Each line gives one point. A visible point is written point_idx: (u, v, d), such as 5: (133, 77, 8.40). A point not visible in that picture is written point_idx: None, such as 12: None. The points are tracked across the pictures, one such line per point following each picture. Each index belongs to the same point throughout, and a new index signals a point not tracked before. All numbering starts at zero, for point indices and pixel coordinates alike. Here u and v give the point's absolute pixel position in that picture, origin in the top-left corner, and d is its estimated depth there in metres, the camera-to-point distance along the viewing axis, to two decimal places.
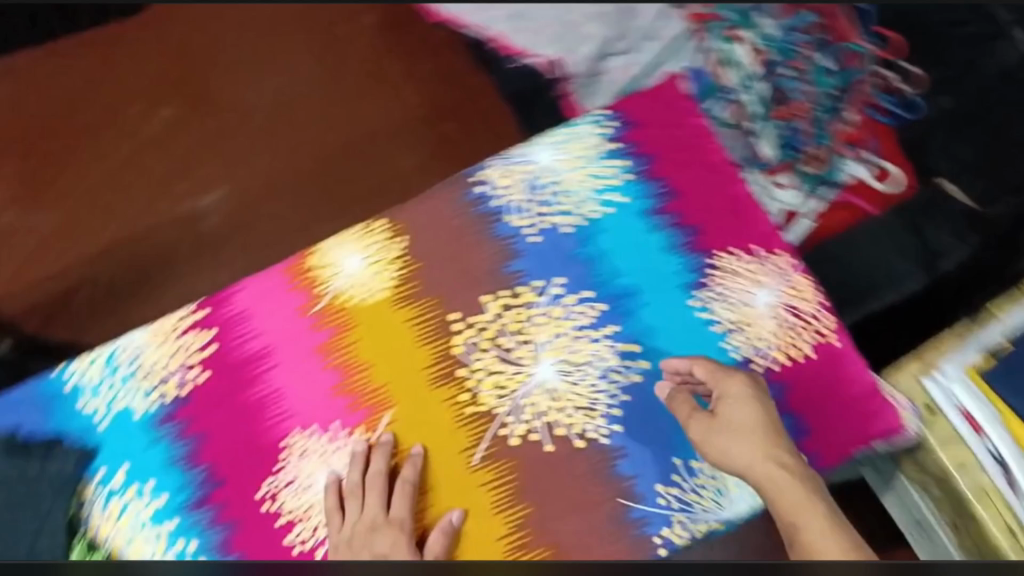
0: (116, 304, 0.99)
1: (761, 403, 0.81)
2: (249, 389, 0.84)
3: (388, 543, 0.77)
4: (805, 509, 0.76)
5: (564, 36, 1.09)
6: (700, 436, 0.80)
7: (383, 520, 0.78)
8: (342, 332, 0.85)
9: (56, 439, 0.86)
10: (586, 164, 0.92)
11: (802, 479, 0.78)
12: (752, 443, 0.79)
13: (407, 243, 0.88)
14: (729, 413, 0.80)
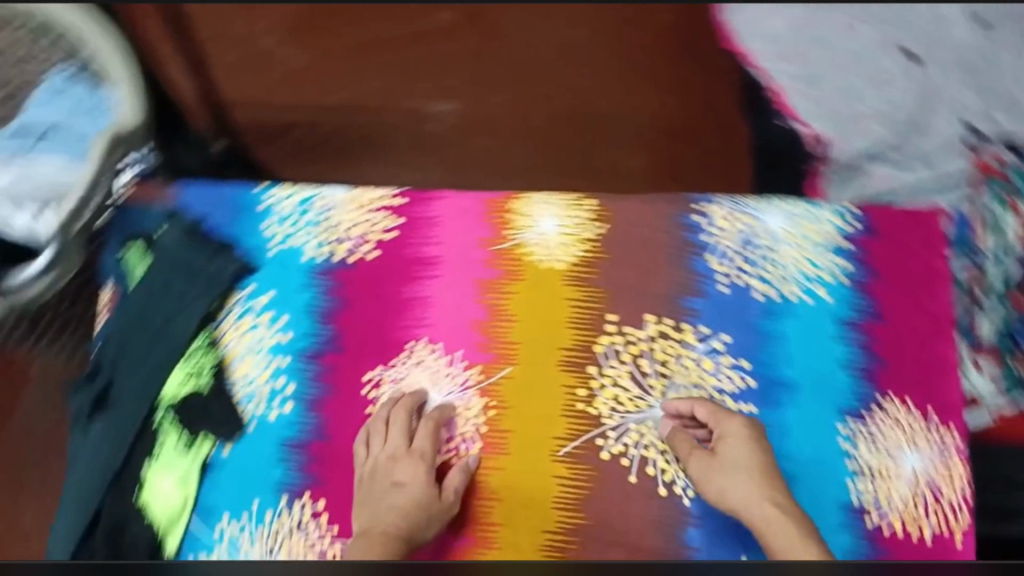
0: (324, 158, 1.00)
1: (758, 446, 0.80)
2: (407, 285, 0.86)
3: (408, 474, 0.79)
4: (789, 533, 0.71)
5: (841, 120, 1.05)
6: (700, 475, 0.79)
7: (405, 453, 0.80)
8: (508, 278, 0.87)
9: (234, 243, 0.90)
10: (807, 248, 0.89)
11: (796, 519, 0.74)
12: (753, 484, 0.77)
13: (603, 232, 0.89)
14: (726, 452, 0.78)
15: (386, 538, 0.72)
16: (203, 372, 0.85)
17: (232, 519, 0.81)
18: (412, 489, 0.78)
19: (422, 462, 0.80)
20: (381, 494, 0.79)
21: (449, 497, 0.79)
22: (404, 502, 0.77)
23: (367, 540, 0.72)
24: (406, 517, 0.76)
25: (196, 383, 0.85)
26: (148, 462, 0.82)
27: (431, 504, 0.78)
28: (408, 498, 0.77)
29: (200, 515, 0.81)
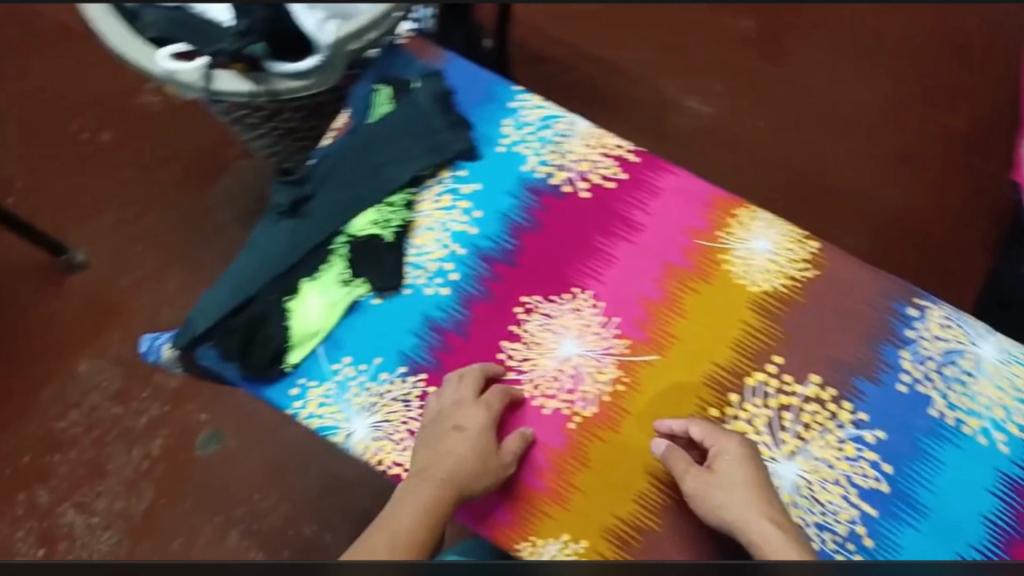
0: None
1: (753, 465, 0.76)
2: (600, 236, 0.87)
3: (470, 422, 0.78)
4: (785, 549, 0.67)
5: None
6: (694, 490, 0.75)
7: (472, 402, 0.79)
8: (697, 276, 0.85)
9: (467, 124, 0.90)
10: (1009, 395, 0.81)
11: (796, 540, 0.70)
12: (754, 504, 0.73)
13: (808, 278, 0.86)
14: (726, 470, 0.75)
15: (435, 499, 0.73)
16: (389, 225, 0.86)
17: (352, 364, 0.84)
18: (471, 437, 0.77)
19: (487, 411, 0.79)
20: (443, 435, 0.78)
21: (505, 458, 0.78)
22: (461, 450, 0.77)
23: (422, 491, 0.74)
24: (457, 466, 0.76)
25: (381, 231, 0.86)
26: (307, 279, 0.85)
27: (487, 457, 0.77)
28: (464, 446, 0.77)
29: (329, 345, 0.84)
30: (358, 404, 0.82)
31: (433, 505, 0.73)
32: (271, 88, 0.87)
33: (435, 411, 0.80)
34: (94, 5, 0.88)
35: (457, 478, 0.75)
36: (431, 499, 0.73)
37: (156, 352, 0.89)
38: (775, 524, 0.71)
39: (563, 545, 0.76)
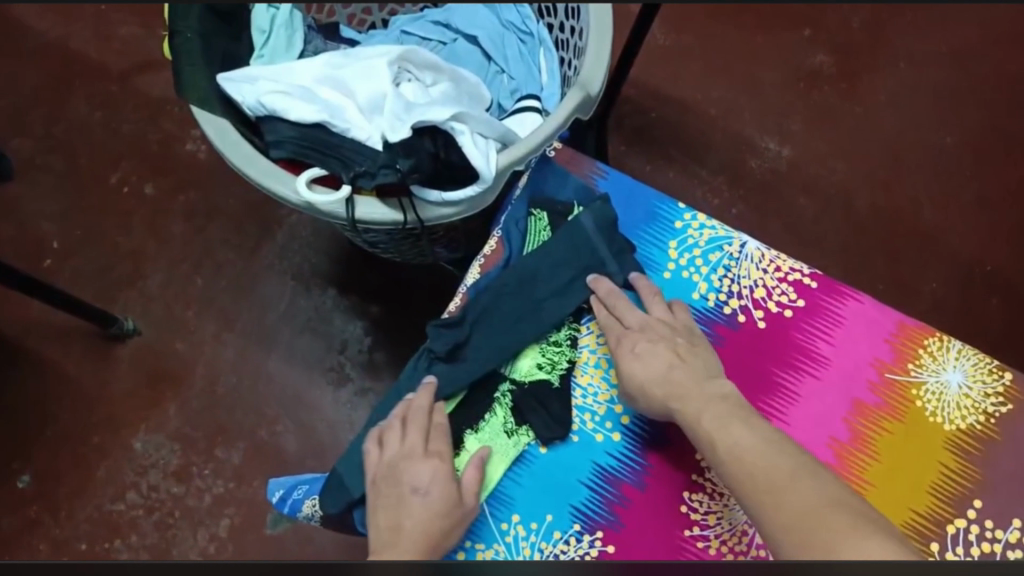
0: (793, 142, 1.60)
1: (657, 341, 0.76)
2: (782, 371, 0.81)
3: (424, 477, 0.71)
4: (750, 441, 0.64)
5: None
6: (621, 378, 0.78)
7: (421, 457, 0.73)
8: (889, 414, 0.80)
9: (633, 252, 0.84)
10: None
11: (731, 406, 0.69)
12: (661, 365, 0.74)
13: (1004, 410, 0.80)
14: (625, 349, 0.77)
15: None
16: (557, 368, 0.81)
17: (521, 523, 0.76)
18: (432, 496, 0.70)
19: (434, 459, 0.73)
20: (399, 499, 0.70)
21: (468, 501, 0.73)
22: (420, 509, 0.69)
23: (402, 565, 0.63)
24: (423, 520, 0.68)
25: (548, 375, 0.81)
26: (469, 432, 0.79)
27: (452, 503, 0.71)
28: (428, 507, 0.69)
29: (494, 503, 0.77)
30: None
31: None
32: (422, 219, 0.80)
33: (380, 474, 0.73)
34: (213, 123, 0.81)
35: (432, 536, 0.68)
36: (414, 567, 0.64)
37: (293, 505, 0.83)
38: (727, 410, 0.68)
39: None
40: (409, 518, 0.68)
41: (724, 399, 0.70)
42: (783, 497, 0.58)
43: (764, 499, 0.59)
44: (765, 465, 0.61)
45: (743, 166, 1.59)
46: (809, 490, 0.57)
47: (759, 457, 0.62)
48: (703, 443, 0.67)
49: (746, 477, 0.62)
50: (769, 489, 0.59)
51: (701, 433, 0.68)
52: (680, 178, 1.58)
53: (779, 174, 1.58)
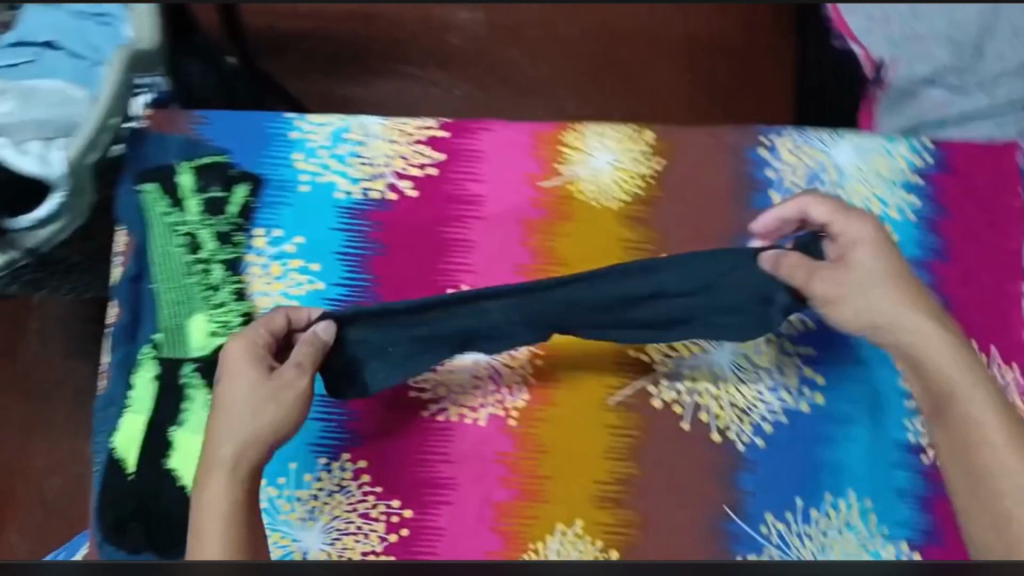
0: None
1: (882, 249, 0.73)
2: (447, 227, 0.80)
3: (236, 384, 0.70)
4: (983, 412, 0.66)
5: None
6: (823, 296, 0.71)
7: (229, 364, 0.72)
8: (557, 220, 0.81)
9: (264, 183, 0.81)
10: (876, 185, 0.81)
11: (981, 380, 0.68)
12: (915, 320, 0.71)
13: (661, 167, 0.82)
14: (857, 258, 0.72)
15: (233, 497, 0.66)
16: (232, 327, 0.78)
17: (269, 484, 0.77)
18: (237, 396, 0.69)
19: (254, 360, 0.72)
20: (218, 410, 0.70)
21: (287, 373, 0.70)
22: (228, 417, 0.69)
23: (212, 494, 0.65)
24: (239, 433, 0.68)
25: (226, 337, 0.78)
26: (174, 429, 0.77)
27: (269, 391, 0.70)
28: (233, 413, 0.69)
29: None
30: (299, 517, 0.76)
31: (231, 509, 0.65)
32: (23, 248, 0.77)
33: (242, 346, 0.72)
34: None
35: (257, 441, 0.68)
36: (233, 493, 0.66)
37: None
38: (909, 294, 0.71)
39: (563, 536, 0.77)
40: (226, 433, 0.68)
41: (936, 319, 0.71)
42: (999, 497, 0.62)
43: (966, 446, 0.66)
44: (1005, 457, 0.63)
45: (445, 46, 1.37)
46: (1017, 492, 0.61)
47: (990, 434, 0.65)
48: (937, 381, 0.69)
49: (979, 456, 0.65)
50: (974, 436, 0.66)
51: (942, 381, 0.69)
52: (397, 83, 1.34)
53: (484, 33, 1.37)
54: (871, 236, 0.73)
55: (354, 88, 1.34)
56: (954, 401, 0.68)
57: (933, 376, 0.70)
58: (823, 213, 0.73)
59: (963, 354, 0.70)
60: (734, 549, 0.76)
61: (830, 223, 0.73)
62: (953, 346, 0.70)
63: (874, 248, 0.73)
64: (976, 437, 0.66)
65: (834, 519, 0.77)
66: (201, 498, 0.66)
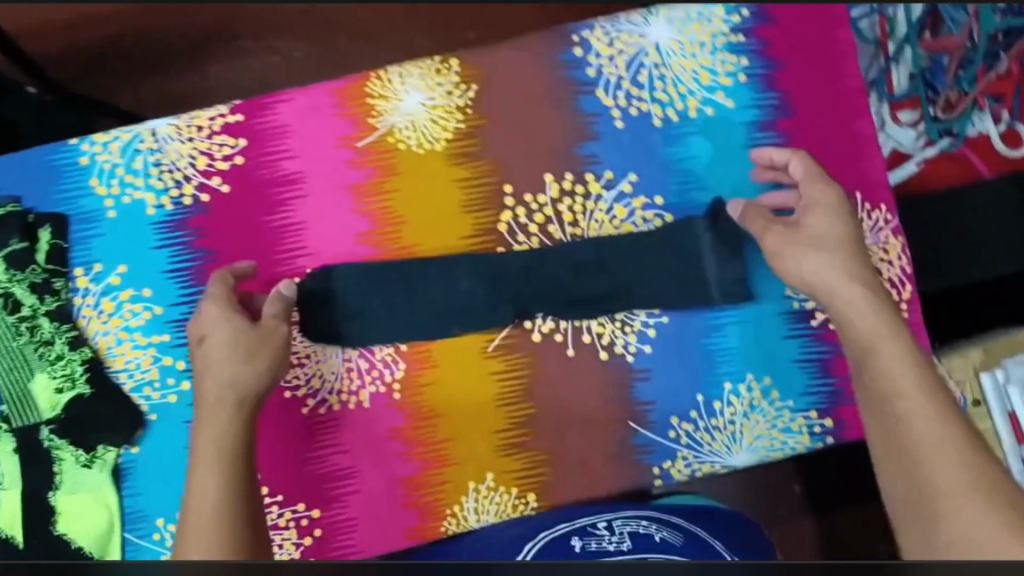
0: None
1: (846, 219, 0.72)
2: (272, 214, 0.76)
3: (208, 327, 0.72)
4: (911, 377, 0.66)
5: None
6: (773, 248, 0.72)
7: (213, 318, 0.72)
8: (383, 177, 0.77)
9: (67, 219, 0.76)
10: (699, 54, 0.76)
11: (907, 339, 0.68)
12: (843, 267, 0.70)
13: (474, 93, 0.77)
14: (813, 223, 0.72)
15: (230, 428, 0.68)
16: (78, 378, 0.74)
17: (168, 521, 0.73)
18: (222, 353, 0.70)
19: (223, 305, 0.72)
20: (195, 356, 0.72)
21: (268, 322, 0.72)
22: (218, 368, 0.70)
23: (214, 430, 0.68)
24: (222, 370, 0.70)
25: (75, 389, 0.74)
26: (54, 493, 0.73)
27: (246, 339, 0.71)
28: (223, 364, 0.70)
29: (133, 526, 0.73)
30: None
31: (223, 447, 0.67)
32: None
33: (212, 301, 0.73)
34: None
35: (243, 381, 0.70)
36: (228, 429, 0.68)
37: None
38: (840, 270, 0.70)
39: (476, 494, 0.75)
40: (211, 373, 0.71)
41: (852, 262, 0.71)
42: (929, 491, 0.60)
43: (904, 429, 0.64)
44: (926, 418, 0.63)
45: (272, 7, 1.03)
46: (957, 471, 0.59)
47: (914, 391, 0.65)
48: (866, 334, 0.68)
49: (911, 426, 0.63)
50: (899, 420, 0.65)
51: (870, 348, 0.68)
52: (235, 64, 1.00)
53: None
54: (834, 202, 0.72)
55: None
56: (880, 366, 0.67)
57: (862, 343, 0.69)
58: (799, 170, 0.74)
59: (873, 298, 0.69)
60: (648, 461, 0.75)
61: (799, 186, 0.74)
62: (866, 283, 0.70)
63: (833, 217, 0.72)
64: (900, 410, 0.65)
65: (738, 406, 0.75)
66: (198, 437, 0.68)
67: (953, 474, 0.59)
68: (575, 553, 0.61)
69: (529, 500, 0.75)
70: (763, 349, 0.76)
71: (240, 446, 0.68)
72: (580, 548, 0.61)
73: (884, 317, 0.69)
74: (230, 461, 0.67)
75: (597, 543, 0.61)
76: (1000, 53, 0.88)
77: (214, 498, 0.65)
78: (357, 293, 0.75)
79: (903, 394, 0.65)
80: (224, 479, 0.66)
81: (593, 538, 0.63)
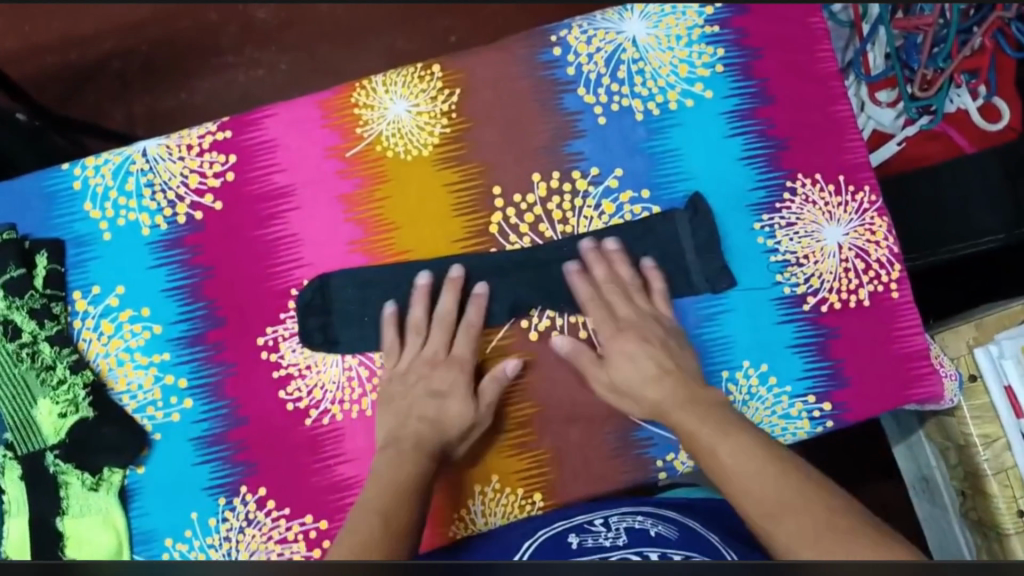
0: None
1: (619, 335, 0.74)
2: (265, 228, 0.77)
3: (448, 382, 0.74)
4: (726, 441, 0.64)
5: None
6: (604, 382, 0.73)
7: (442, 360, 0.75)
8: (372, 185, 0.77)
9: (63, 245, 0.78)
10: (676, 48, 0.78)
11: (718, 414, 0.67)
12: (654, 393, 0.71)
13: (457, 98, 0.78)
14: (620, 344, 0.73)
15: (416, 467, 0.68)
16: (81, 402, 0.74)
17: (177, 540, 0.74)
18: (452, 398, 0.73)
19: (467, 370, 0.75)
20: (394, 398, 0.74)
21: (487, 402, 0.73)
22: (441, 412, 0.72)
23: (396, 465, 0.68)
24: (447, 426, 0.72)
25: (79, 413, 0.74)
26: (61, 519, 0.73)
27: (469, 411, 0.73)
28: (443, 407, 0.73)
29: (143, 547, 0.74)
30: None
31: (404, 480, 0.67)
32: None
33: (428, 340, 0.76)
34: None
35: (438, 439, 0.71)
36: (416, 473, 0.68)
37: None
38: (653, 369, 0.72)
39: (483, 496, 0.75)
40: (426, 425, 0.72)
41: (659, 374, 0.71)
42: (766, 513, 0.58)
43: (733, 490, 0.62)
44: (751, 473, 0.61)
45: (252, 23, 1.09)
46: (775, 499, 0.59)
47: (732, 456, 0.63)
48: (681, 434, 0.68)
49: (729, 485, 0.62)
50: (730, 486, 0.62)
51: (687, 437, 0.67)
52: (219, 80, 1.09)
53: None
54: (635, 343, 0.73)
55: (181, 99, 1.09)
56: (700, 444, 0.66)
57: (683, 433, 0.68)
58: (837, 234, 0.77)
59: (680, 389, 0.70)
60: (652, 454, 0.75)
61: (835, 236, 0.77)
62: (670, 381, 0.71)
63: (635, 358, 0.72)
64: (721, 468, 0.63)
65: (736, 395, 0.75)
66: (376, 470, 0.69)
67: (772, 496, 0.59)
68: (570, 549, 0.62)
69: (536, 499, 0.75)
70: (756, 335, 0.76)
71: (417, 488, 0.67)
72: (576, 544, 0.63)
73: (699, 396, 0.70)
74: (410, 498, 0.65)
75: (593, 539, 0.63)
76: (972, 29, 0.92)
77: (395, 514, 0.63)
78: (354, 298, 0.77)
79: (717, 452, 0.64)
80: (397, 500, 0.65)
81: (590, 535, 0.64)
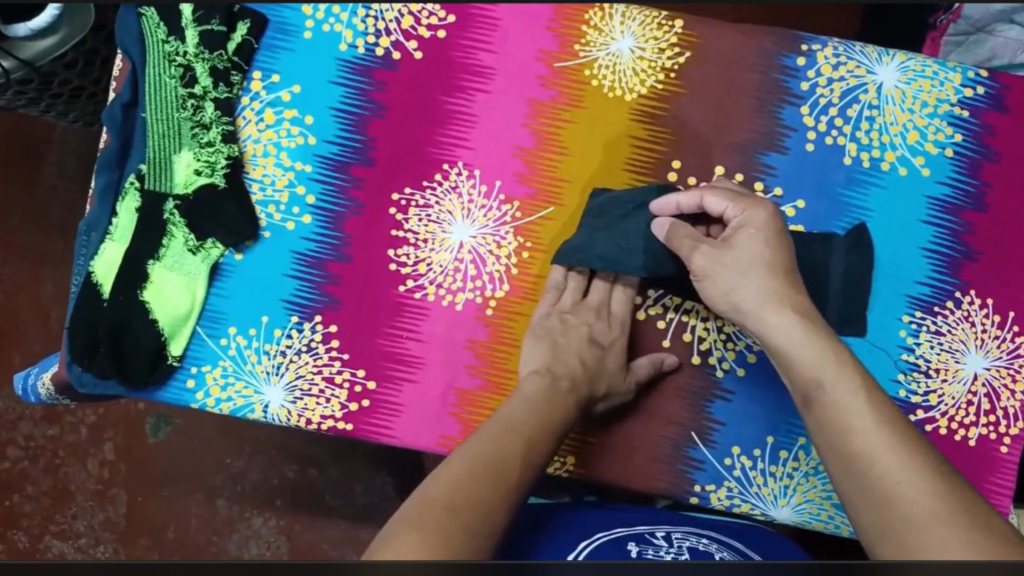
0: None
1: (778, 237, 0.68)
2: (451, 97, 0.77)
3: (609, 338, 0.75)
4: (873, 428, 0.58)
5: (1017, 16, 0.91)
6: (700, 267, 0.68)
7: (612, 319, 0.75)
8: (564, 104, 0.77)
9: (266, 23, 0.79)
10: (916, 113, 0.74)
11: (817, 328, 0.64)
12: (759, 279, 0.66)
13: (682, 60, 0.76)
14: (742, 244, 0.68)
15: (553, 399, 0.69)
16: (217, 169, 0.76)
17: (240, 333, 0.76)
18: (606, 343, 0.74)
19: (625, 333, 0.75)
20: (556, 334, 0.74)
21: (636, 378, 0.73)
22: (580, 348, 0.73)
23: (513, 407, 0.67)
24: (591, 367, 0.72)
25: (210, 178, 0.76)
26: (153, 263, 0.75)
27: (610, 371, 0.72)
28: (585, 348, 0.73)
29: (209, 322, 0.77)
30: (264, 371, 0.76)
31: (543, 402, 0.68)
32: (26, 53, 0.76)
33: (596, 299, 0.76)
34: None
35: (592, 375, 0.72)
36: (539, 395, 0.69)
37: (34, 391, 0.85)
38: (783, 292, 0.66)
39: None
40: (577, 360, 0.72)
41: (776, 278, 0.66)
42: (896, 518, 0.53)
43: (841, 443, 0.59)
44: (860, 431, 0.58)
45: None
46: (896, 453, 0.56)
47: (836, 415, 0.60)
48: (774, 329, 0.65)
49: (830, 416, 0.60)
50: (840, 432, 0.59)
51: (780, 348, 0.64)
52: None
53: None
54: (765, 221, 0.67)
55: None
56: (824, 393, 0.61)
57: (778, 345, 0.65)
58: (720, 203, 0.69)
59: (788, 289, 0.66)
60: (693, 478, 0.73)
61: (726, 210, 0.69)
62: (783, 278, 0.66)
63: (760, 240, 0.67)
64: (861, 451, 0.57)
65: (802, 464, 0.73)
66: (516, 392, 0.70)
67: (880, 445, 0.57)
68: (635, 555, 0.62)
69: (567, 462, 0.74)
70: None
71: (551, 416, 0.68)
72: (637, 553, 0.63)
73: (804, 309, 0.65)
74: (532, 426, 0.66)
75: (653, 552, 0.64)
76: None
77: (545, 430, 0.66)
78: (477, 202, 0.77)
79: (861, 432, 0.58)
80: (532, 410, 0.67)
81: (650, 547, 0.65)
